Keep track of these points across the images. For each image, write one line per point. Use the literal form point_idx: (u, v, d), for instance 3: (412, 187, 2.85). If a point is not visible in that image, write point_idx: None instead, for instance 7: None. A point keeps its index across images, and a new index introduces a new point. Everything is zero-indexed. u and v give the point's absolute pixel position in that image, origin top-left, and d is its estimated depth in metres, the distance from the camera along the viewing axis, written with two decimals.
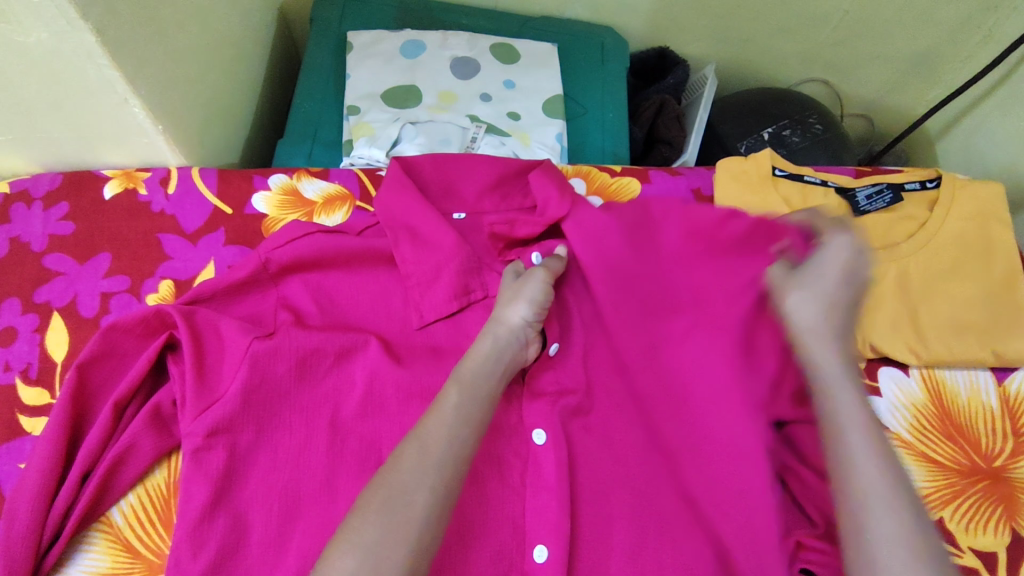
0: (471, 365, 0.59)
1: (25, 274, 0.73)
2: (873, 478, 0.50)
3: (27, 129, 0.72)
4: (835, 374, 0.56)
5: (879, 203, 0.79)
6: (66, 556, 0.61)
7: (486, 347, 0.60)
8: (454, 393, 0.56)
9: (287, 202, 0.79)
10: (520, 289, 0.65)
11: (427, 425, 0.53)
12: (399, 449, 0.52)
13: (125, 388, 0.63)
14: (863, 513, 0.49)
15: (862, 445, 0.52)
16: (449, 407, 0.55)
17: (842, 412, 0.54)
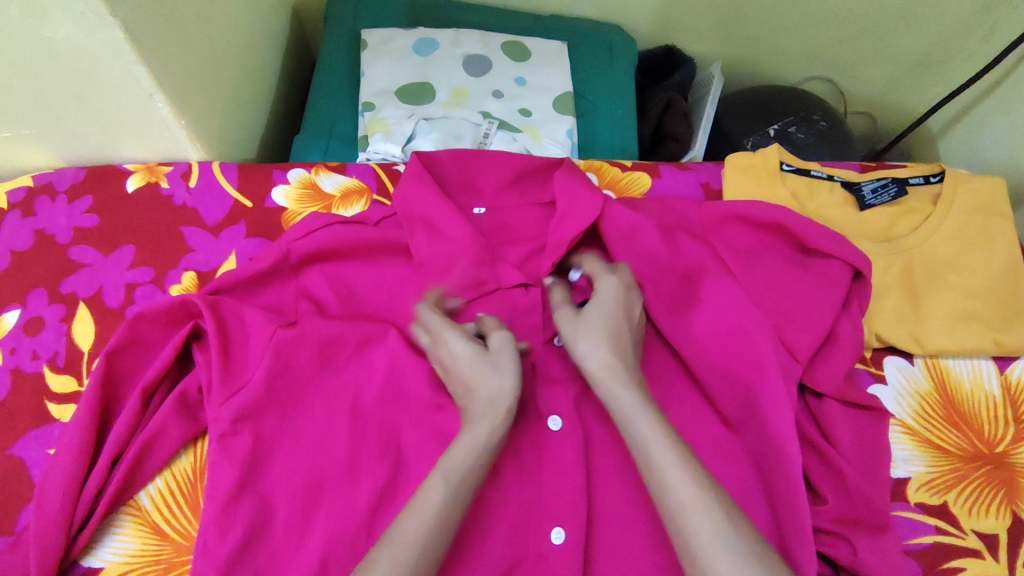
0: (461, 456, 0.55)
1: (51, 266, 0.75)
2: (689, 503, 0.51)
3: (52, 122, 0.74)
4: (626, 402, 0.57)
5: (885, 196, 0.81)
6: (95, 539, 0.62)
7: (481, 435, 0.56)
8: (439, 486, 0.53)
9: (305, 195, 0.81)
10: (492, 360, 0.60)
11: (404, 524, 0.51)
12: (375, 552, 0.50)
13: (153, 375, 0.65)
14: (689, 534, 0.50)
15: (670, 468, 0.53)
16: (431, 505, 0.52)
17: (640, 433, 0.55)
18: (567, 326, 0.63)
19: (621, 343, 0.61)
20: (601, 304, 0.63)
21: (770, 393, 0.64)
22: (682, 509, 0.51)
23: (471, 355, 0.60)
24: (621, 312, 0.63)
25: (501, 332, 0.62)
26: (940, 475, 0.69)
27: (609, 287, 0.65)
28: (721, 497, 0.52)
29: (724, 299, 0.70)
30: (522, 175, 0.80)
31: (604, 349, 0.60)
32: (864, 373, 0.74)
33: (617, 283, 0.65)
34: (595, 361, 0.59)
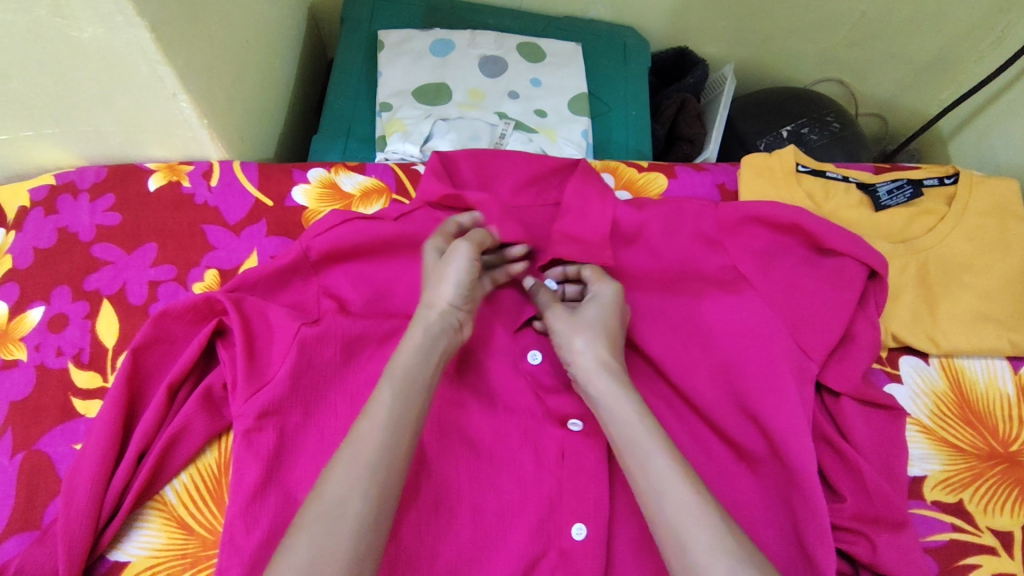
0: (403, 357, 0.60)
1: (75, 263, 0.76)
2: (682, 507, 0.52)
3: (75, 121, 0.75)
4: (620, 402, 0.60)
5: (900, 197, 0.82)
6: (122, 533, 0.63)
7: (418, 334, 0.62)
8: (385, 389, 0.57)
9: (325, 194, 0.82)
10: (444, 268, 0.66)
11: (358, 430, 0.55)
12: (331, 464, 0.53)
13: (179, 371, 0.66)
14: (684, 538, 0.51)
15: (665, 469, 0.55)
16: (377, 411, 0.56)
17: (632, 435, 0.58)
18: (562, 323, 0.67)
19: (611, 343, 0.65)
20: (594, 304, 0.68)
21: (788, 391, 0.65)
22: (675, 513, 0.52)
23: (428, 268, 0.67)
24: (616, 313, 0.67)
25: (464, 244, 0.67)
26: (955, 473, 0.69)
27: (606, 289, 0.69)
28: (712, 503, 0.53)
29: (743, 298, 0.71)
30: (542, 177, 0.81)
31: (594, 349, 0.64)
32: (881, 372, 0.74)
33: (615, 287, 0.69)
34: (588, 357, 0.64)
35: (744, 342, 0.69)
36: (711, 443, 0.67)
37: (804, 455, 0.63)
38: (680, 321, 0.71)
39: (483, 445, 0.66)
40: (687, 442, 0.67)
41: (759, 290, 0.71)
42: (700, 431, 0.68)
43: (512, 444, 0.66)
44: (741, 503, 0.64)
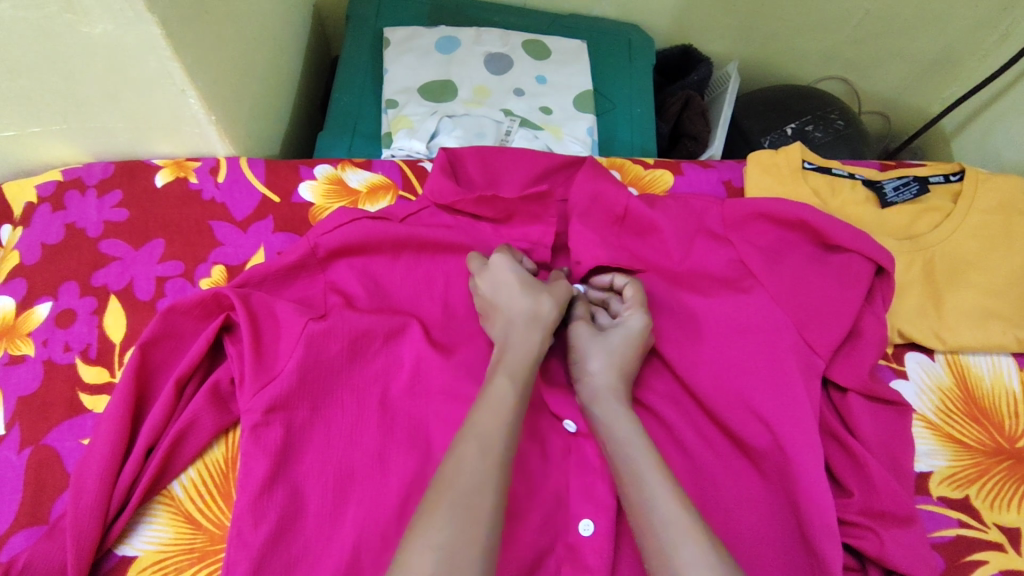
0: (517, 358, 0.62)
1: (82, 259, 0.76)
2: (667, 517, 0.52)
3: (83, 117, 0.75)
4: (618, 417, 0.60)
5: (906, 194, 0.82)
6: (129, 528, 0.63)
7: (532, 340, 0.64)
8: (506, 379, 0.59)
9: (332, 190, 0.82)
10: (547, 288, 0.69)
11: (481, 413, 0.56)
12: (459, 445, 0.54)
13: (187, 366, 0.66)
14: (667, 549, 0.50)
15: (656, 482, 0.54)
16: (504, 400, 0.57)
17: (628, 451, 0.57)
18: (584, 341, 0.67)
19: (627, 370, 0.65)
20: (619, 331, 0.67)
21: (793, 386, 0.66)
22: (660, 523, 0.52)
23: (527, 276, 0.68)
24: (640, 344, 0.66)
25: (563, 280, 0.71)
26: (962, 469, 0.70)
27: (636, 317, 0.67)
28: (699, 518, 0.52)
29: (749, 294, 0.71)
30: (548, 173, 0.81)
31: (609, 373, 0.64)
32: (886, 368, 0.75)
33: (647, 318, 0.67)
34: (599, 378, 0.64)
35: (751, 338, 0.69)
36: (718, 439, 0.67)
37: (811, 451, 0.63)
38: (686, 316, 0.72)
39: None
40: (693, 437, 0.67)
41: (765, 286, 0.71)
42: (707, 427, 0.68)
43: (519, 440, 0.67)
44: (747, 498, 0.64)
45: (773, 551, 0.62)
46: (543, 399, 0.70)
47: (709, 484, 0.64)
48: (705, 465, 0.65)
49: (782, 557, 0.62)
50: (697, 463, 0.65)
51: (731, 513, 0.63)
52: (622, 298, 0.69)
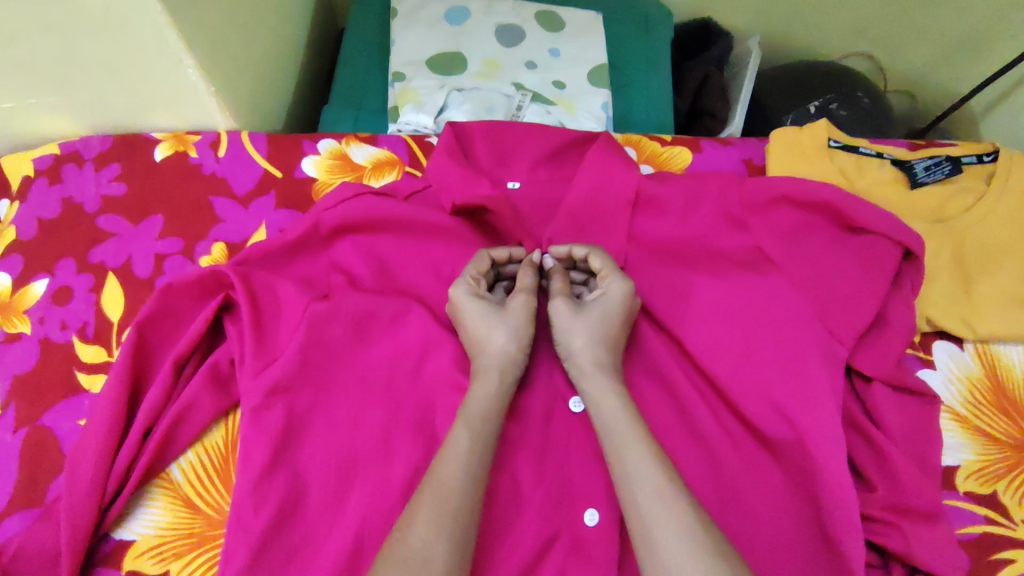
0: (477, 405, 0.59)
1: (79, 234, 0.74)
2: (652, 493, 0.52)
3: (80, 88, 0.72)
4: (602, 392, 0.59)
5: (937, 174, 0.78)
6: (126, 512, 0.61)
7: (491, 384, 0.60)
8: (464, 434, 0.56)
9: (336, 166, 0.79)
10: (505, 315, 0.64)
11: (442, 468, 0.54)
12: (416, 500, 0.53)
13: (185, 346, 0.63)
14: (650, 525, 0.50)
15: (639, 457, 0.54)
16: (460, 450, 0.55)
17: (612, 423, 0.57)
18: (562, 319, 0.63)
19: (611, 342, 0.62)
20: (598, 303, 0.63)
21: (815, 375, 0.62)
22: (646, 501, 0.51)
23: (485, 303, 0.64)
24: (622, 312, 0.63)
25: (525, 295, 0.65)
26: (989, 463, 0.67)
27: (615, 284, 0.64)
28: (684, 491, 0.52)
29: (767, 279, 0.68)
30: (561, 150, 0.78)
31: (592, 349, 0.61)
32: (913, 357, 0.71)
33: (627, 282, 0.64)
34: (584, 357, 0.61)
35: (772, 323, 0.66)
36: (735, 428, 0.64)
37: (834, 443, 0.60)
38: (702, 301, 0.69)
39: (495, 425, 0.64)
40: (707, 426, 0.64)
41: (788, 270, 0.68)
42: (723, 415, 0.65)
43: (525, 425, 0.64)
44: (762, 491, 0.62)
45: (790, 545, 0.60)
46: (551, 383, 0.67)
47: (723, 475, 0.62)
48: (718, 455, 0.63)
49: (798, 551, 0.60)
50: (711, 454, 0.63)
51: (746, 506, 0.61)
52: (597, 264, 0.66)
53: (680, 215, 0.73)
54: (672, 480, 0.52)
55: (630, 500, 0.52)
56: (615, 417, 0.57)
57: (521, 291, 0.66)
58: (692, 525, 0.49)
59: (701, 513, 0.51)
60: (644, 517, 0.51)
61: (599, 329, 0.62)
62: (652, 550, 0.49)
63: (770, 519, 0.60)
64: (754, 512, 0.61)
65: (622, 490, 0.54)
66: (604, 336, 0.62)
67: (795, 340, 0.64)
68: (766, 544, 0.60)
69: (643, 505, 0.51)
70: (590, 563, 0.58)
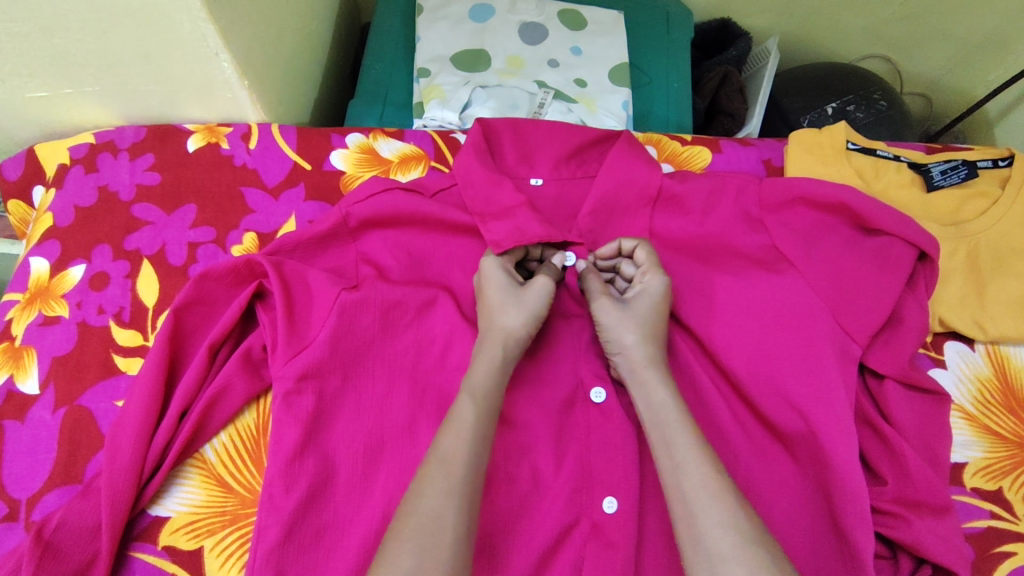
0: (481, 374, 0.61)
1: (115, 222, 0.76)
2: (698, 483, 0.54)
3: (117, 79, 0.74)
4: (651, 383, 0.61)
5: (954, 178, 0.78)
6: (162, 490, 0.63)
7: (497, 355, 0.62)
8: (468, 404, 0.58)
9: (364, 159, 0.81)
10: (525, 295, 0.66)
11: (445, 437, 0.56)
12: (423, 469, 0.54)
13: (220, 331, 0.65)
14: (694, 512, 0.52)
15: (685, 449, 0.56)
16: (466, 423, 0.57)
17: (662, 416, 0.59)
18: (611, 316, 0.65)
19: (657, 336, 0.65)
20: (643, 298, 0.66)
21: (828, 372, 0.64)
22: (692, 489, 0.54)
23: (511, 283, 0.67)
24: (663, 306, 0.66)
25: (545, 277, 0.67)
26: (997, 461, 0.68)
27: (656, 280, 0.67)
28: (729, 484, 0.54)
29: (783, 278, 0.70)
30: (583, 148, 0.80)
31: (643, 345, 0.63)
32: (925, 357, 0.73)
33: (666, 278, 0.67)
34: (637, 352, 0.63)
35: (787, 321, 0.68)
36: (749, 422, 0.67)
37: (844, 437, 0.62)
38: (718, 297, 0.71)
39: (515, 413, 0.66)
40: (723, 419, 0.66)
41: (803, 270, 0.69)
42: (738, 410, 0.67)
43: (544, 414, 0.67)
44: (774, 486, 0.64)
45: (801, 537, 0.62)
46: (571, 374, 0.69)
47: (738, 467, 0.64)
48: (733, 446, 0.65)
49: (808, 541, 0.62)
50: (726, 447, 0.65)
51: (759, 496, 0.63)
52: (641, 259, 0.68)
53: (699, 215, 0.75)
54: (719, 471, 0.55)
55: (676, 488, 0.54)
56: (664, 409, 0.59)
57: (541, 274, 0.68)
58: (735, 512, 0.52)
59: (742, 501, 0.54)
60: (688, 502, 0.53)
61: (647, 325, 0.65)
62: (696, 536, 0.52)
63: (779, 509, 0.63)
64: (766, 504, 0.63)
65: (668, 480, 0.56)
66: (650, 330, 0.65)
67: (811, 339, 0.66)
68: (778, 533, 0.62)
69: (688, 493, 0.54)
70: (609, 548, 0.59)
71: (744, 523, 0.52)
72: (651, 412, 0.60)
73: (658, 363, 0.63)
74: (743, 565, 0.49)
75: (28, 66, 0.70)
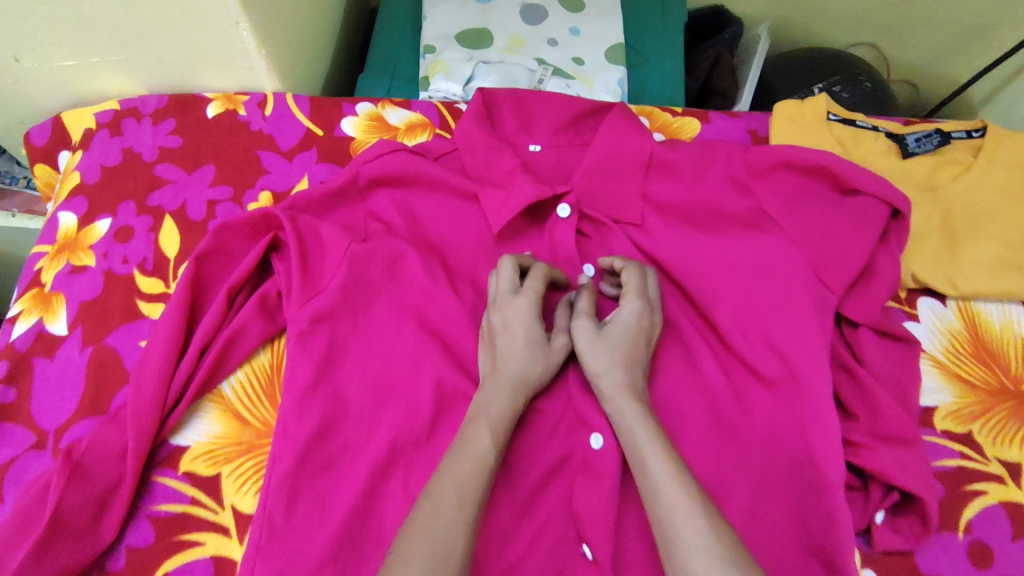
0: (492, 415, 0.61)
1: (139, 181, 0.81)
2: (672, 498, 0.53)
3: (142, 47, 0.79)
4: (625, 411, 0.61)
5: (927, 146, 0.84)
6: (182, 422, 0.69)
7: (507, 403, 0.62)
8: (486, 432, 0.59)
9: (372, 127, 0.86)
10: (546, 348, 0.66)
11: (445, 466, 0.57)
12: (426, 489, 0.55)
13: (238, 278, 0.70)
14: (669, 529, 0.52)
15: (660, 466, 0.56)
16: (474, 443, 0.58)
17: (639, 441, 0.58)
18: (587, 344, 0.65)
19: (634, 365, 0.65)
20: (618, 325, 0.66)
21: (805, 319, 0.69)
22: (667, 507, 0.53)
23: (532, 327, 0.66)
24: (640, 335, 0.66)
25: (565, 337, 0.68)
26: (966, 406, 0.73)
27: (631, 308, 0.66)
28: (706, 501, 0.53)
29: (766, 234, 0.74)
30: (581, 118, 0.84)
31: (618, 374, 0.63)
32: (900, 311, 0.78)
33: (642, 305, 0.67)
34: (609, 378, 0.63)
35: (768, 273, 0.72)
36: (732, 367, 0.71)
37: (819, 377, 0.66)
38: (705, 253, 0.75)
39: None
40: (706, 365, 0.71)
41: (783, 227, 0.74)
42: (721, 356, 0.72)
43: None
44: (755, 425, 0.68)
45: (779, 470, 0.66)
46: None
47: (720, 407, 0.69)
48: (715, 389, 0.70)
49: (785, 474, 0.66)
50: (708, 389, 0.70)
51: (739, 434, 0.68)
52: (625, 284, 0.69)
53: (691, 181, 0.78)
54: (694, 490, 0.54)
55: (654, 507, 0.54)
56: (643, 433, 0.59)
57: (564, 332, 0.68)
58: (709, 529, 0.51)
59: (721, 517, 0.53)
60: (664, 520, 0.53)
61: (625, 351, 0.65)
62: (673, 555, 0.51)
63: (758, 445, 0.67)
64: (745, 440, 0.68)
65: (648, 501, 0.55)
66: (629, 357, 0.65)
67: (790, 289, 0.71)
68: (757, 466, 0.66)
69: (664, 509, 0.53)
70: (597, 479, 0.63)
71: (718, 537, 0.51)
72: (631, 435, 0.59)
73: (635, 391, 0.62)
74: None
75: (61, 33, 0.75)
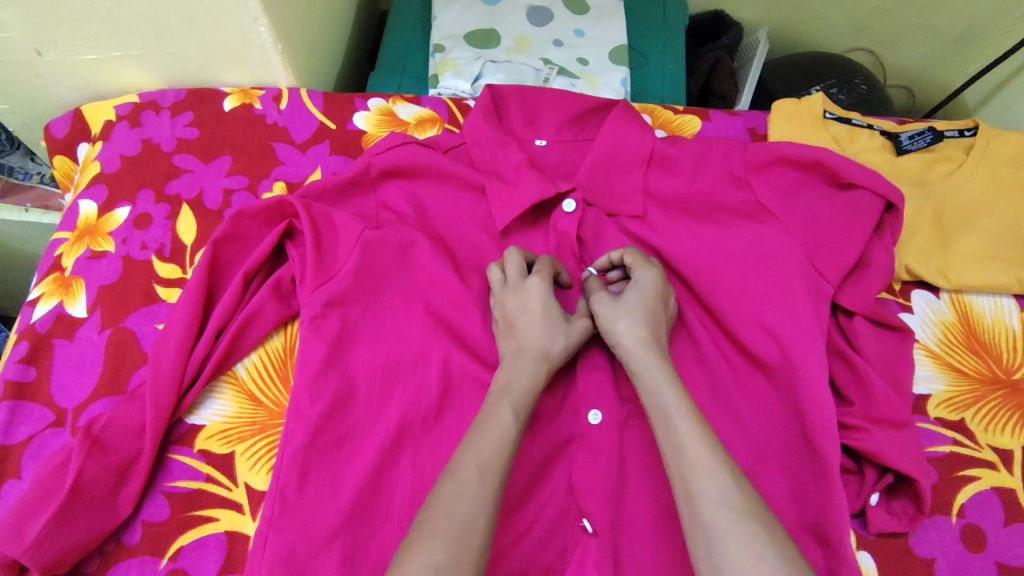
0: (517, 392, 0.62)
1: (157, 170, 0.84)
2: (702, 470, 0.54)
3: (163, 42, 0.82)
4: (654, 373, 0.62)
5: (920, 142, 0.87)
6: (197, 402, 0.71)
7: (531, 376, 0.64)
8: (507, 415, 0.60)
9: (384, 121, 0.89)
10: (569, 326, 0.69)
11: (473, 445, 0.57)
12: (447, 474, 0.56)
13: (254, 262, 0.72)
14: (698, 499, 0.53)
15: (689, 437, 0.56)
16: (495, 430, 0.59)
17: (667, 408, 0.59)
18: (605, 311, 0.68)
19: (653, 320, 0.67)
20: (635, 289, 0.69)
21: (801, 307, 0.71)
22: (696, 478, 0.54)
23: (550, 305, 0.69)
24: (656, 296, 0.69)
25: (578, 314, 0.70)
26: (959, 394, 0.75)
27: (645, 273, 0.70)
28: (734, 471, 0.55)
29: (763, 226, 0.77)
30: (584, 114, 0.87)
31: (638, 330, 0.65)
32: (893, 303, 0.80)
33: (655, 270, 0.70)
34: (629, 337, 0.65)
35: (766, 262, 0.74)
36: (731, 353, 0.73)
37: (815, 362, 0.69)
38: (704, 243, 0.78)
39: None
40: (706, 350, 0.73)
41: (781, 218, 0.76)
42: (720, 342, 0.74)
43: None
44: (752, 408, 0.70)
45: (774, 452, 0.69)
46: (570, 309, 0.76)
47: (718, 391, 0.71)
48: (713, 373, 0.72)
49: (780, 456, 0.68)
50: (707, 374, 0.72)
51: (737, 417, 0.70)
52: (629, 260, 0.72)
53: (689, 175, 0.81)
54: (724, 460, 0.55)
55: (682, 476, 0.55)
56: (671, 403, 0.59)
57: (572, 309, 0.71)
58: (740, 498, 0.53)
59: (748, 487, 0.54)
60: (693, 489, 0.54)
61: (644, 311, 0.67)
62: (701, 523, 0.52)
63: (755, 427, 0.69)
64: (742, 423, 0.70)
65: (674, 470, 0.56)
66: (647, 316, 0.67)
67: (787, 278, 0.73)
68: (753, 448, 0.69)
69: (692, 480, 0.54)
70: (595, 454, 0.66)
71: (746, 506, 0.53)
72: (658, 404, 0.60)
73: (654, 346, 0.65)
74: (747, 552, 0.50)
75: (86, 28, 0.78)
